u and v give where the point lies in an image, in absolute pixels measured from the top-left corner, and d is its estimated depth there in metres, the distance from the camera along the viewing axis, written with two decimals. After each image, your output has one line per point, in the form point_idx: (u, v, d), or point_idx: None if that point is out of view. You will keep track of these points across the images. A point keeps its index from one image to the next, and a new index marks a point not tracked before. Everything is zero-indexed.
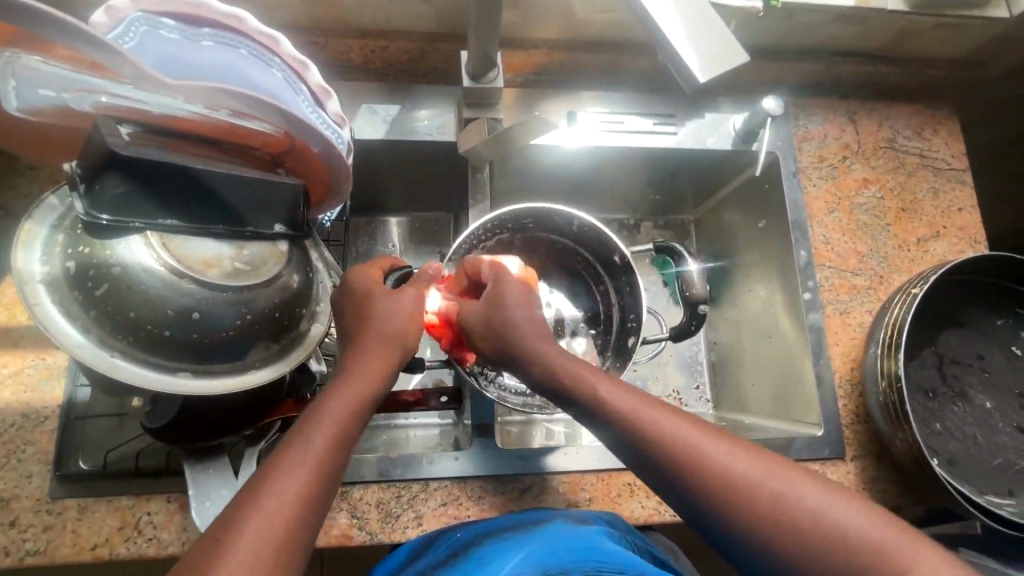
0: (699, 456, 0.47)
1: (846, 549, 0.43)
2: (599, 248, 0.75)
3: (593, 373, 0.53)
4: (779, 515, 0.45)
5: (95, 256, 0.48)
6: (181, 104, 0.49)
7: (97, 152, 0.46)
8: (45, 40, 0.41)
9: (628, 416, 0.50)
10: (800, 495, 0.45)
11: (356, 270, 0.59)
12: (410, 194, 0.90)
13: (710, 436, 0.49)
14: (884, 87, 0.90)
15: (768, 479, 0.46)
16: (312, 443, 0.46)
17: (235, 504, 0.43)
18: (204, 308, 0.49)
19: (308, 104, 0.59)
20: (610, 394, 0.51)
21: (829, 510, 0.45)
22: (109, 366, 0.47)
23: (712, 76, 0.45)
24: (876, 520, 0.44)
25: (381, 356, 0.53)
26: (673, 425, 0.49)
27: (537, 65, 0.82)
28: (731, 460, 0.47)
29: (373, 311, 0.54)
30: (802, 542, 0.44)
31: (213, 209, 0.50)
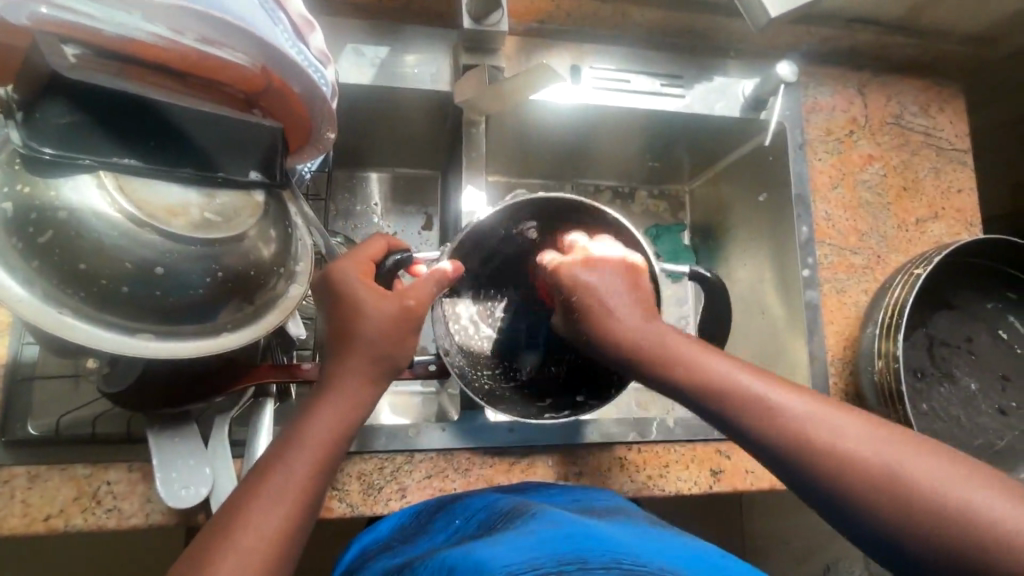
0: (724, 383, 0.47)
1: (919, 501, 0.39)
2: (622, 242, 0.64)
3: (647, 331, 0.51)
4: (832, 464, 0.42)
5: (36, 197, 0.42)
6: (140, 23, 0.43)
7: (36, 75, 0.39)
8: None
9: (683, 363, 0.49)
10: (865, 448, 0.42)
11: (342, 265, 0.51)
12: (396, 150, 0.84)
13: (747, 377, 0.47)
14: (896, 59, 0.86)
15: (837, 432, 0.43)
16: (294, 469, 0.44)
17: (204, 537, 0.41)
18: (168, 263, 0.44)
19: (289, 36, 0.52)
20: (675, 343, 0.50)
21: (865, 443, 0.42)
22: (55, 323, 0.41)
23: (779, 13, 0.66)
24: (955, 473, 0.40)
25: (367, 369, 0.48)
26: (721, 368, 0.48)
27: (541, 12, 0.76)
28: (757, 388, 0.46)
29: (360, 327, 0.48)
30: (864, 489, 0.41)
31: (177, 151, 0.44)
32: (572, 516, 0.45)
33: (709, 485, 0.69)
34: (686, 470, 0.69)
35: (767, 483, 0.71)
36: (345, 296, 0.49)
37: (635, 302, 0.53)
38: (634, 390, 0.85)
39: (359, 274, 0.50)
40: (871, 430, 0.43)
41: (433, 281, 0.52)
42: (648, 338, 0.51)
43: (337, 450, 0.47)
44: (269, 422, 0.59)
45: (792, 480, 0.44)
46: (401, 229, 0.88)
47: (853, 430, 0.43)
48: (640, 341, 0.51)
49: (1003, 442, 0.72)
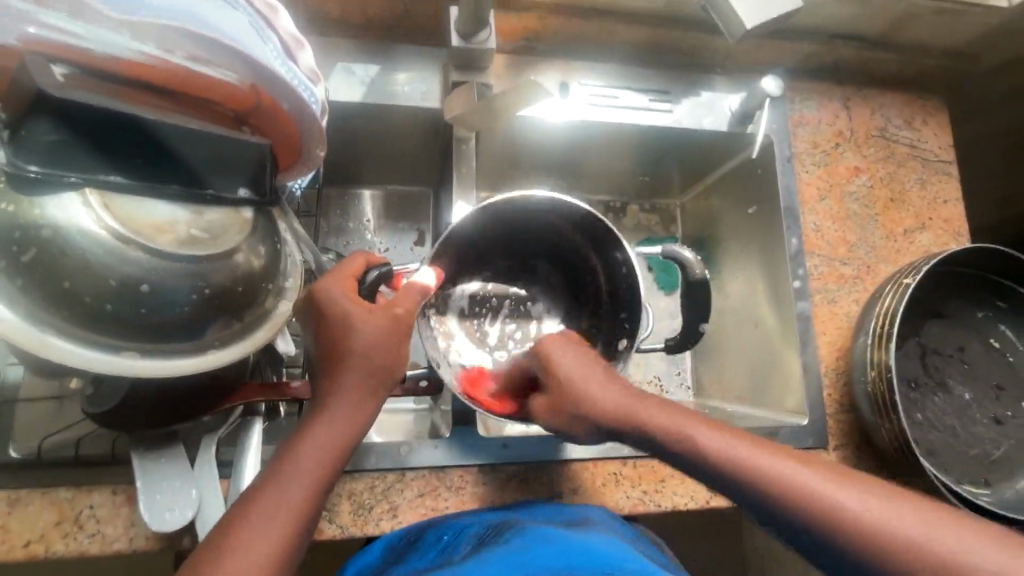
0: (713, 453, 0.48)
1: (917, 557, 0.40)
2: (600, 240, 0.66)
3: (631, 402, 0.52)
4: (831, 527, 0.43)
5: (20, 215, 0.41)
6: (128, 42, 0.43)
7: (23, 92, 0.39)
8: None
9: (668, 433, 0.50)
10: (861, 511, 0.43)
11: (325, 284, 0.50)
12: (388, 166, 0.84)
13: (736, 443, 0.48)
14: (879, 74, 0.88)
15: (833, 494, 0.44)
16: (291, 490, 0.43)
17: (202, 551, 0.41)
18: (154, 281, 0.43)
19: (278, 53, 0.52)
20: (656, 417, 0.51)
21: (862, 506, 0.43)
22: (36, 341, 0.41)
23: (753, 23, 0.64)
24: (908, 516, 0.42)
25: (365, 388, 0.48)
26: (708, 437, 0.49)
27: (530, 30, 0.76)
28: (748, 455, 0.47)
29: (351, 345, 0.47)
30: (865, 550, 0.42)
31: (164, 168, 0.44)
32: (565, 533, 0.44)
33: (706, 500, 0.69)
34: (681, 484, 0.69)
35: None
36: (333, 313, 0.48)
37: (601, 376, 0.54)
38: None
39: (345, 291, 0.49)
40: (865, 491, 0.44)
41: (415, 292, 0.51)
42: (623, 413, 0.52)
43: (332, 470, 0.46)
44: (258, 442, 0.57)
45: (796, 540, 0.45)
46: (393, 245, 0.88)
47: (848, 491, 0.44)
48: (625, 416, 0.52)
49: (999, 452, 0.71)
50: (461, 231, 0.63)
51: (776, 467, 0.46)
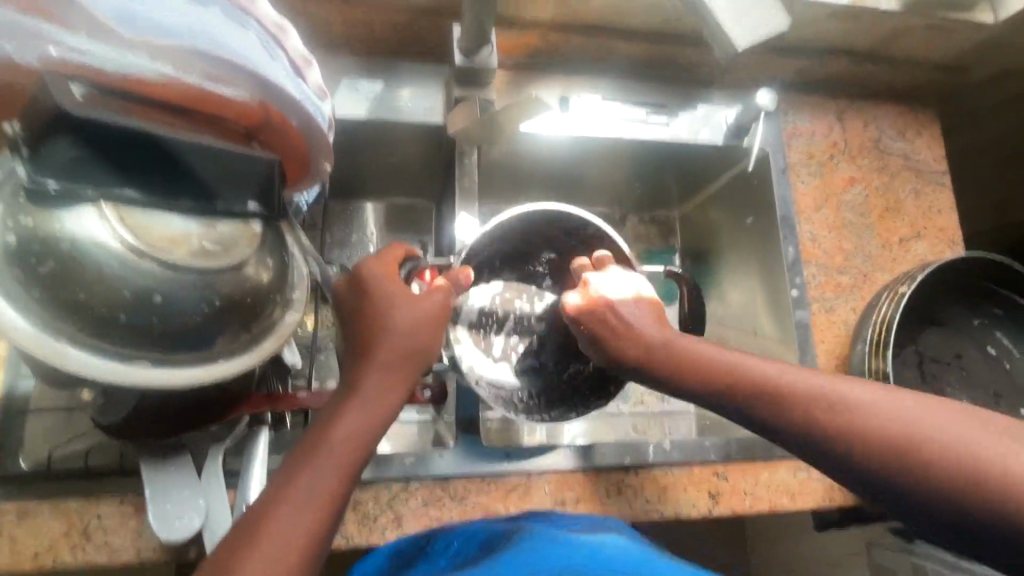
0: (739, 368, 0.51)
1: (942, 450, 0.41)
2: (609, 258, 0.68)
3: (669, 335, 0.56)
4: (853, 429, 0.44)
5: (40, 229, 0.42)
6: (145, 63, 0.45)
7: (41, 111, 0.40)
8: None
9: (696, 358, 0.53)
10: (884, 411, 0.44)
11: (367, 264, 0.54)
12: (391, 179, 0.85)
13: (761, 361, 0.51)
14: (872, 87, 0.90)
15: (857, 397, 0.45)
16: (321, 476, 0.43)
17: (240, 533, 0.41)
18: (167, 291, 0.45)
19: (288, 73, 0.52)
20: (690, 345, 0.54)
21: (886, 407, 0.44)
22: (50, 352, 0.42)
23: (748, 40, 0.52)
24: (932, 415, 0.43)
25: (399, 372, 0.49)
26: (735, 357, 0.52)
27: (531, 47, 0.78)
28: (771, 369, 0.50)
29: (389, 325, 0.50)
30: (889, 449, 0.43)
31: (178, 182, 0.45)
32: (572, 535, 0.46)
33: (709, 509, 0.69)
34: (684, 492, 0.69)
35: (766, 504, 0.70)
36: (375, 294, 0.52)
37: (647, 315, 0.57)
38: (630, 414, 0.86)
39: (385, 272, 0.54)
40: (888, 395, 0.45)
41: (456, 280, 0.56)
42: (661, 346, 0.55)
43: (359, 457, 0.46)
44: (264, 452, 0.58)
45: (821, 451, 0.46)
46: None
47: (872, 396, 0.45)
48: (660, 346, 0.55)
49: None
50: (477, 246, 0.66)
51: (837, 400, 0.46)
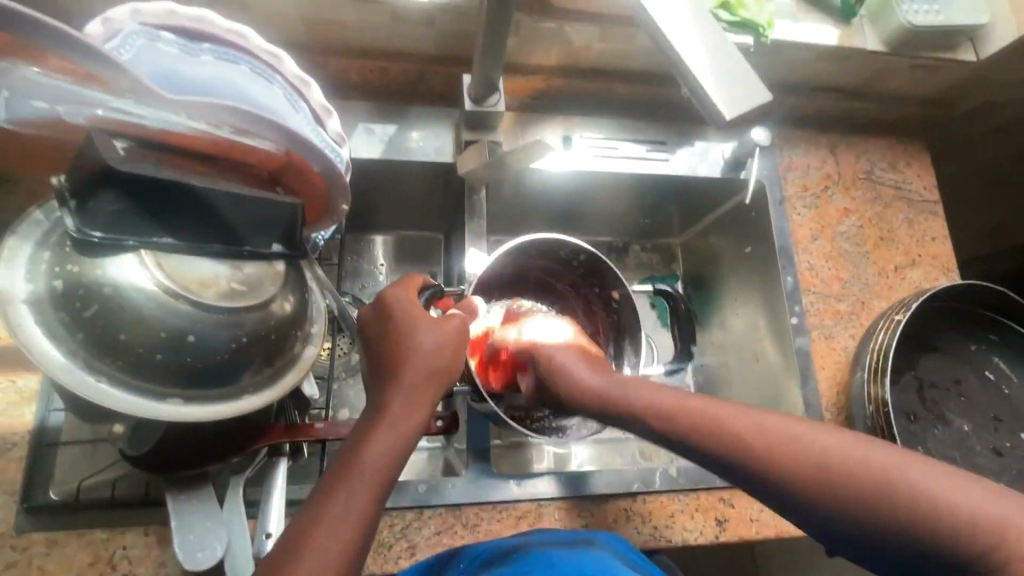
0: (690, 411, 0.50)
1: (891, 496, 0.40)
2: (602, 276, 0.76)
3: (619, 382, 0.56)
4: (807, 475, 0.43)
5: (84, 275, 0.45)
6: (182, 120, 0.48)
7: (89, 165, 0.43)
8: (37, 51, 0.39)
9: (648, 400, 0.53)
10: (835, 453, 0.43)
11: (394, 289, 0.58)
12: (402, 213, 0.89)
13: (713, 406, 0.49)
14: (862, 121, 0.93)
15: (808, 438, 0.44)
16: (355, 496, 0.45)
17: (282, 548, 0.43)
18: (199, 331, 0.48)
19: (309, 122, 0.60)
20: (637, 392, 0.54)
21: (837, 449, 0.43)
22: (92, 390, 0.44)
23: (738, 114, 0.45)
24: (880, 456, 0.42)
25: (424, 392, 0.52)
26: (686, 399, 0.51)
27: (535, 89, 0.83)
28: (723, 414, 0.48)
29: (415, 345, 0.52)
30: (842, 495, 0.42)
31: (211, 228, 0.49)
32: (567, 557, 0.50)
33: (716, 535, 0.70)
34: (691, 519, 0.70)
35: (772, 530, 0.71)
36: (401, 318, 0.54)
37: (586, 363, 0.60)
38: (636, 439, 0.87)
39: (410, 298, 0.57)
40: (840, 439, 0.44)
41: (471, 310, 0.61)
42: (612, 389, 0.56)
43: (389, 477, 0.48)
44: (282, 482, 0.60)
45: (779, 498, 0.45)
46: None
47: (826, 439, 0.44)
48: (610, 392, 0.56)
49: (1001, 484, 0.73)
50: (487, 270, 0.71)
51: (829, 459, 0.43)
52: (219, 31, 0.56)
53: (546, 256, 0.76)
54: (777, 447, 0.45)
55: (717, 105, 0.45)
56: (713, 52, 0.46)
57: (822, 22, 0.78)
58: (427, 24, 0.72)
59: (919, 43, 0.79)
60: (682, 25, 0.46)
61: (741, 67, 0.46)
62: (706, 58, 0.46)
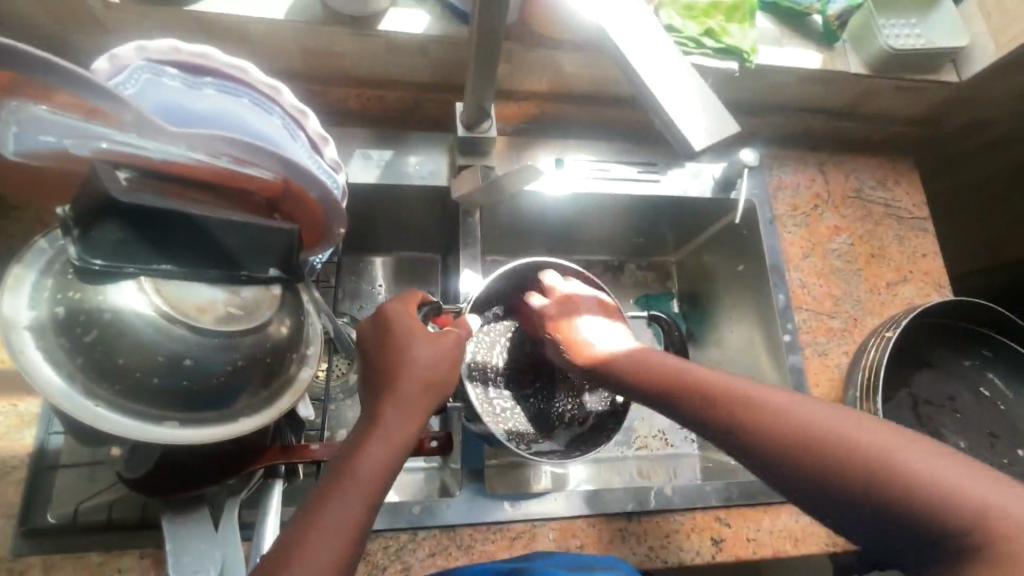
0: (694, 379, 0.53)
1: (865, 463, 0.41)
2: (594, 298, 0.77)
3: (640, 357, 0.60)
4: (784, 440, 0.45)
5: (85, 302, 0.46)
6: (183, 151, 0.50)
7: (91, 196, 0.44)
8: (44, 88, 0.41)
9: (659, 373, 0.57)
10: (819, 423, 0.45)
11: (392, 305, 0.59)
12: (399, 235, 0.91)
13: (720, 375, 0.53)
14: (850, 141, 0.95)
15: (797, 410, 0.46)
16: (347, 507, 0.46)
17: (276, 552, 0.44)
18: (196, 355, 0.49)
19: (307, 151, 0.62)
20: (657, 362, 0.58)
21: (823, 419, 0.45)
22: (91, 414, 0.46)
23: (708, 145, 0.43)
24: (864, 430, 0.43)
25: (418, 406, 0.53)
26: (695, 369, 0.55)
27: (528, 114, 0.86)
28: (724, 381, 0.52)
29: (411, 360, 0.54)
30: (816, 460, 0.43)
31: (211, 256, 0.50)
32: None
33: (712, 555, 0.70)
34: (687, 539, 0.70)
35: (769, 550, 0.71)
36: (398, 334, 0.56)
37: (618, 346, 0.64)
38: (634, 458, 0.87)
39: (410, 315, 0.58)
40: (830, 412, 0.45)
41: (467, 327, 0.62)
42: (634, 364, 0.59)
43: (382, 488, 0.48)
44: (278, 503, 0.61)
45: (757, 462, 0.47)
46: None
47: (818, 410, 0.46)
48: (632, 365, 0.60)
49: None
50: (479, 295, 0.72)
51: (810, 428, 0.45)
52: (222, 66, 0.58)
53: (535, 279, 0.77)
54: (775, 418, 0.46)
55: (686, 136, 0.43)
56: (690, 88, 0.45)
57: (805, 47, 0.81)
58: (421, 55, 0.74)
59: (901, 65, 0.81)
60: (656, 61, 0.46)
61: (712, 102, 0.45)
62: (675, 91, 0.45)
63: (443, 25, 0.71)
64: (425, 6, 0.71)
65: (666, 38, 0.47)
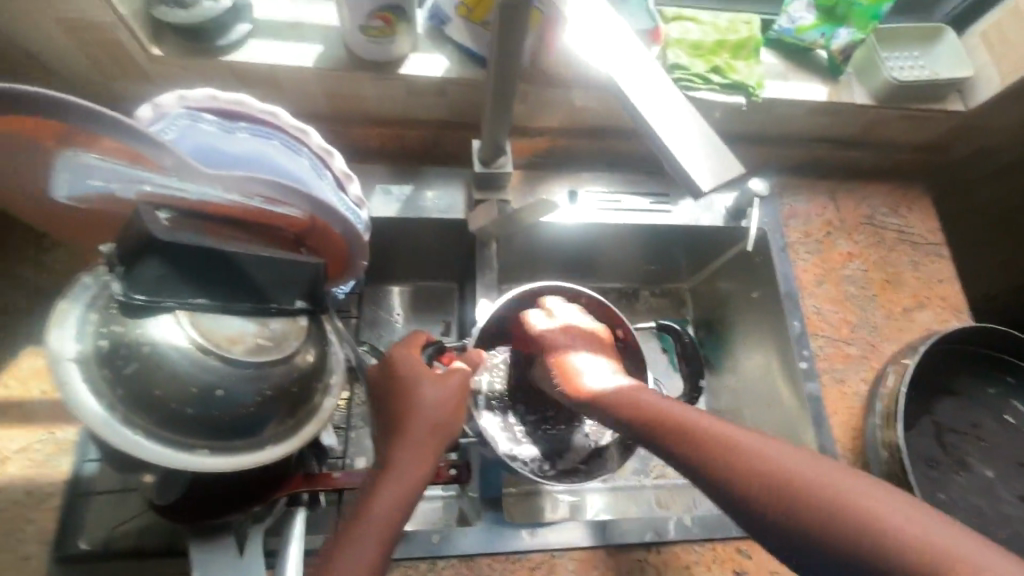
0: (680, 420, 0.53)
1: (842, 515, 0.42)
2: (603, 321, 0.79)
3: (629, 394, 0.59)
4: (767, 488, 0.46)
5: (127, 335, 0.49)
6: (217, 192, 0.52)
7: (135, 235, 0.47)
8: (93, 135, 0.44)
9: (645, 410, 0.56)
10: (801, 473, 0.45)
11: (398, 348, 0.61)
12: (416, 266, 0.93)
13: (707, 417, 0.53)
14: (860, 169, 0.96)
15: (781, 457, 0.47)
16: (365, 549, 0.47)
17: None
18: (227, 385, 0.51)
19: (332, 188, 0.66)
20: (643, 400, 0.57)
21: (805, 469, 0.46)
22: (129, 443, 0.48)
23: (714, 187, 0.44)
24: (842, 480, 0.44)
25: (430, 444, 0.54)
26: (682, 409, 0.54)
27: (540, 149, 0.88)
28: (710, 423, 0.52)
29: (420, 400, 0.55)
30: (796, 510, 0.44)
31: (243, 290, 0.53)
32: None
33: None
34: (708, 570, 0.69)
35: None
36: (404, 375, 0.57)
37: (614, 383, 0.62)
38: (653, 487, 0.87)
39: (416, 355, 0.60)
40: (813, 462, 0.46)
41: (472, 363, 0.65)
42: (623, 401, 0.58)
43: (397, 527, 0.49)
44: (301, 531, 0.61)
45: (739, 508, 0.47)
46: None
47: (801, 459, 0.47)
48: (622, 403, 0.58)
49: None
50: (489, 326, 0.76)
51: (793, 477, 0.45)
52: (255, 112, 0.62)
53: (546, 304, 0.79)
54: (758, 464, 0.47)
55: (692, 180, 0.45)
56: (696, 133, 0.47)
57: (810, 81, 0.83)
58: (440, 96, 0.78)
59: (906, 95, 0.83)
60: (663, 104, 0.47)
61: (717, 146, 0.46)
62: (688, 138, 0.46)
63: (461, 68, 0.74)
64: (443, 51, 0.75)
65: (673, 82, 0.49)
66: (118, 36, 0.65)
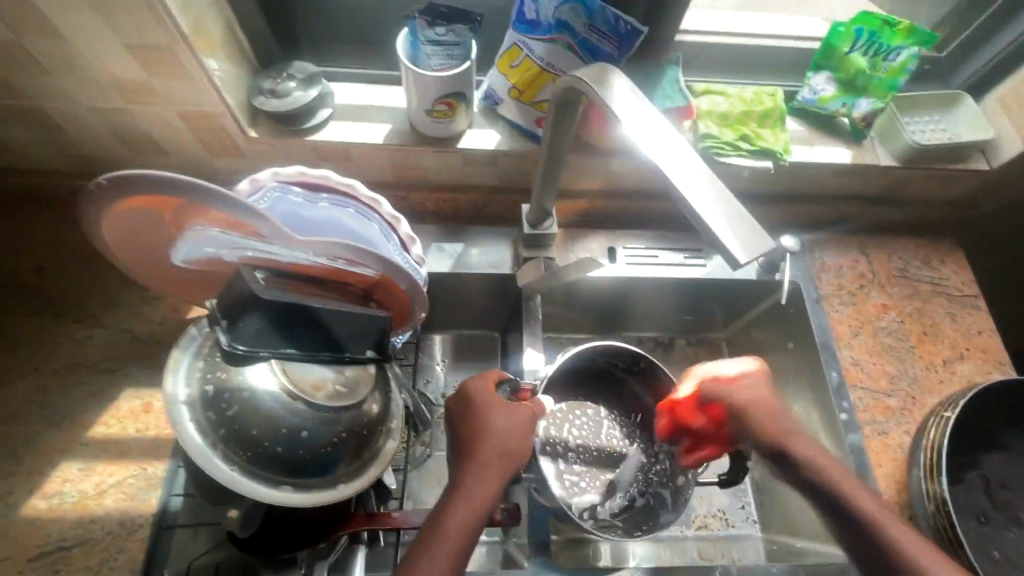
0: (792, 443, 0.66)
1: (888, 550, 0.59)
2: (657, 387, 0.83)
3: (763, 406, 0.69)
4: (844, 516, 0.62)
5: (231, 380, 0.57)
6: (303, 255, 0.59)
7: (237, 295, 0.54)
8: (203, 207, 0.52)
9: (771, 423, 0.68)
10: (869, 514, 0.61)
11: (474, 379, 0.66)
12: (462, 317, 0.99)
13: (810, 445, 0.66)
14: (889, 224, 1.00)
15: (860, 501, 0.62)
16: (436, 565, 0.52)
17: None
18: (310, 427, 0.58)
19: (396, 249, 0.74)
20: (771, 414, 0.68)
21: (871, 513, 0.61)
22: (229, 477, 0.55)
23: (749, 260, 0.48)
24: (897, 528, 0.60)
25: (497, 470, 0.58)
26: (796, 433, 0.67)
27: (582, 209, 0.96)
28: (810, 451, 0.66)
29: (490, 430, 0.60)
30: (860, 536, 0.61)
31: (323, 341, 0.58)
32: None
33: None
34: None
35: None
36: (478, 405, 0.63)
37: (751, 384, 0.71)
38: (695, 538, 0.87)
39: (489, 389, 0.65)
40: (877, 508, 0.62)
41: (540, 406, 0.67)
42: (758, 411, 0.68)
43: (465, 546, 0.54)
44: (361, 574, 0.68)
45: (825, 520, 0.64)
46: None
47: (869, 502, 0.62)
48: (758, 410, 0.69)
49: None
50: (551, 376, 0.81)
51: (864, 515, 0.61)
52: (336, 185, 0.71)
53: (605, 358, 0.84)
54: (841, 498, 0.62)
55: (727, 251, 0.49)
56: (726, 209, 0.51)
57: (834, 145, 0.90)
58: (491, 166, 0.87)
59: (926, 156, 0.87)
60: (692, 180, 0.52)
61: (750, 222, 0.50)
62: (717, 213, 0.50)
63: (512, 142, 0.83)
64: (496, 127, 0.85)
65: (695, 151, 0.54)
66: (223, 123, 0.76)
